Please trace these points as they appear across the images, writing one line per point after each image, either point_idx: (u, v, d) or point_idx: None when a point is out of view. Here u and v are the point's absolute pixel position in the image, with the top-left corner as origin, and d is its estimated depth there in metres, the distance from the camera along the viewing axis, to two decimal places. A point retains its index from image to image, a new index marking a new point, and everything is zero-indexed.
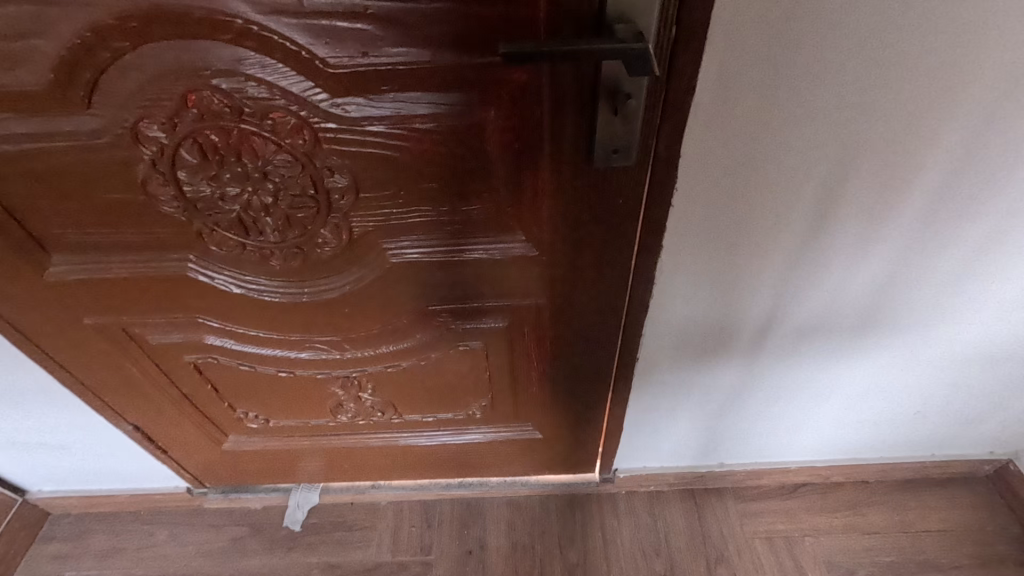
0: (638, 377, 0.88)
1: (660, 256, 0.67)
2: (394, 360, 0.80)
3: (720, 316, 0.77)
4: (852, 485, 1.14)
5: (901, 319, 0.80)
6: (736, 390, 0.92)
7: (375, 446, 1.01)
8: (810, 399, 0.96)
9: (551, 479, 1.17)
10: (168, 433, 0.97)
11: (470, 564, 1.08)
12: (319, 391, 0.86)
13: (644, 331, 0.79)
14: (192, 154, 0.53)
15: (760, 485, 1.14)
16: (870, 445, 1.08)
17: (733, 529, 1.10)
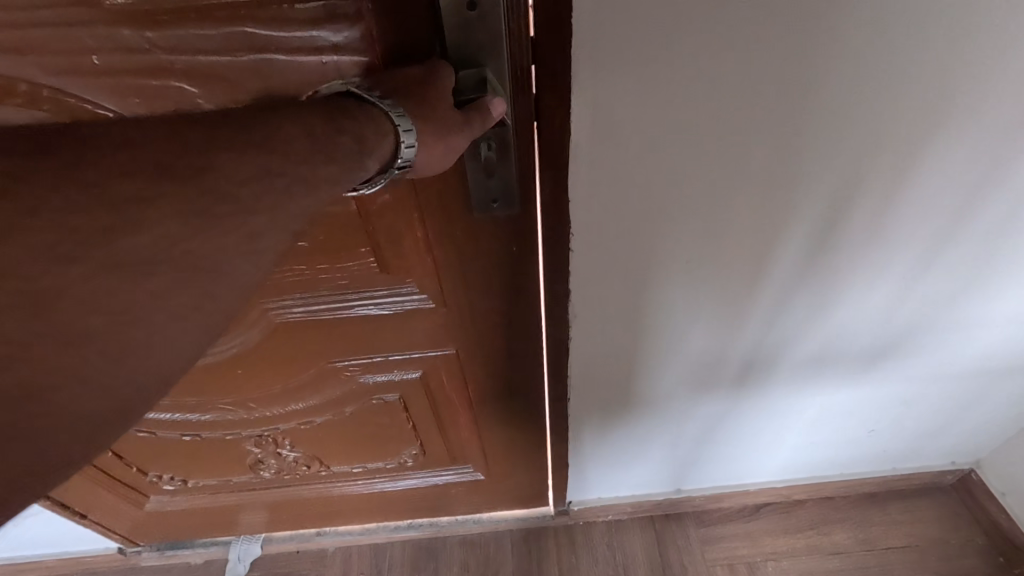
0: (613, 400, 0.85)
1: (627, 274, 0.65)
2: (305, 417, 0.76)
3: (697, 331, 0.74)
4: (815, 502, 1.10)
5: (878, 324, 0.79)
6: (721, 407, 0.90)
7: (308, 498, 0.95)
8: (787, 409, 0.93)
9: (505, 515, 1.12)
10: (81, 500, 0.90)
11: None
12: (232, 451, 0.81)
13: (614, 354, 0.76)
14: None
15: (722, 507, 1.10)
16: (831, 462, 1.05)
17: (695, 558, 1.05)
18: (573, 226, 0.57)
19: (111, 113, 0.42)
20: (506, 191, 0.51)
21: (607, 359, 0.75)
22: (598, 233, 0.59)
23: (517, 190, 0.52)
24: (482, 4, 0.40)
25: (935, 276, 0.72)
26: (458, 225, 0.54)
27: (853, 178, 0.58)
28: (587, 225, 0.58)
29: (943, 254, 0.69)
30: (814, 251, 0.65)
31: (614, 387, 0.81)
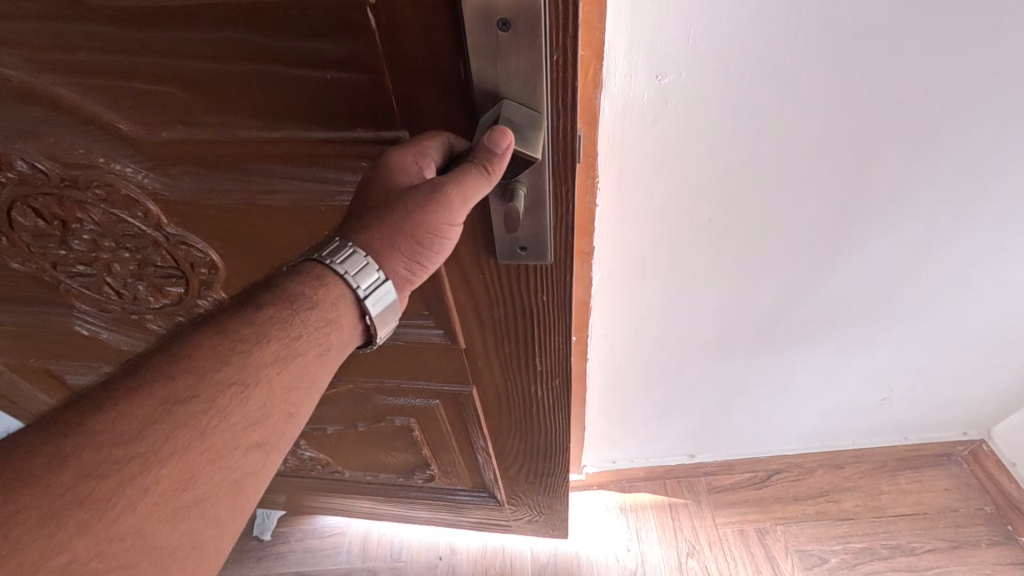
0: (626, 362, 0.90)
1: (645, 243, 0.69)
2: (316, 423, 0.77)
3: (709, 298, 0.79)
4: (825, 472, 1.12)
5: (887, 297, 0.82)
6: (735, 379, 0.95)
7: (324, 482, 0.95)
8: (801, 381, 0.96)
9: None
10: None
11: (440, 567, 1.08)
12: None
13: (629, 317, 0.81)
14: (33, 226, 0.49)
15: (733, 476, 1.13)
16: (842, 433, 1.08)
17: (705, 522, 1.09)
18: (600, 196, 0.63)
19: (105, 116, 0.37)
20: (532, 224, 0.39)
21: (623, 318, 0.81)
22: (625, 203, 0.64)
23: (550, 243, 0.41)
24: (517, 23, 0.29)
25: (942, 253, 0.76)
26: (474, 267, 0.45)
27: (871, 160, 0.61)
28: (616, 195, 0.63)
29: (953, 231, 0.73)
30: (830, 228, 0.69)
31: (632, 349, 0.87)
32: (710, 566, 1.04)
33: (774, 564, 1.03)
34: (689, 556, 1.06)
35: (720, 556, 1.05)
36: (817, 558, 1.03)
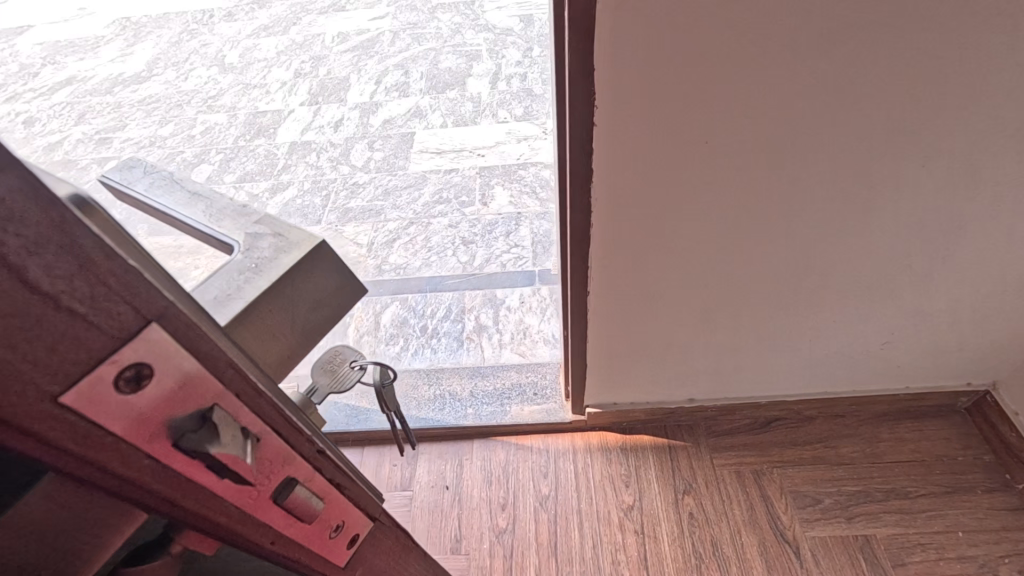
0: (626, 302, 0.91)
1: (643, 179, 0.69)
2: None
3: (711, 238, 0.79)
4: (824, 419, 1.14)
5: (896, 241, 0.81)
6: (733, 318, 0.95)
7: None
8: (805, 325, 0.96)
9: (525, 438, 1.19)
10: None
11: (446, 499, 1.12)
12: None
13: (629, 255, 0.82)
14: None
15: (732, 420, 1.15)
16: (842, 381, 1.09)
17: (703, 462, 1.12)
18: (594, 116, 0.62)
19: None
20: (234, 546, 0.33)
21: (624, 257, 0.82)
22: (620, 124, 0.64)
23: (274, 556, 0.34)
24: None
25: (948, 193, 0.74)
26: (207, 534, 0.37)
27: (877, 86, 0.60)
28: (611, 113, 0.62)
29: (967, 171, 0.71)
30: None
31: (628, 286, 0.88)
32: (704, 503, 1.07)
33: (768, 503, 1.05)
34: (685, 494, 1.08)
35: (715, 494, 1.08)
36: (810, 499, 1.05)
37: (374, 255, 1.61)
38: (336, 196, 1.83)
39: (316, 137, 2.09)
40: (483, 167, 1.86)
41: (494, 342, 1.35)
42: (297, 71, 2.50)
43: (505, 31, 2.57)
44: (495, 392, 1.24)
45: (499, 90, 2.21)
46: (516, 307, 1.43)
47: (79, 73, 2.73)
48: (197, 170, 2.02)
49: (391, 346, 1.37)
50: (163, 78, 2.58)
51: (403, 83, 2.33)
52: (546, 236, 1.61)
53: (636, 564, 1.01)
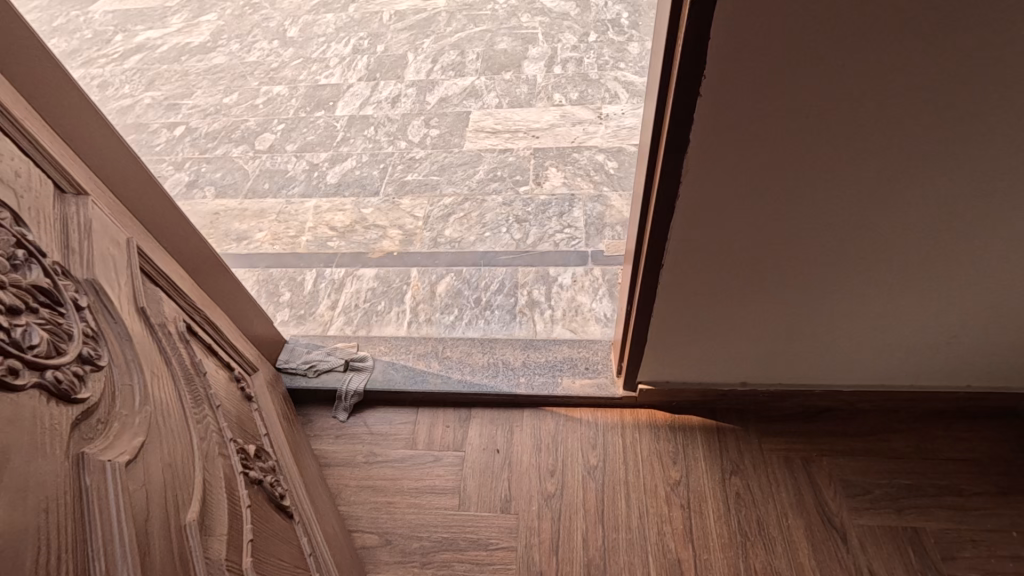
0: (693, 281, 0.93)
1: (733, 146, 0.73)
2: (220, 439, 0.81)
3: (787, 214, 0.81)
4: (877, 413, 1.14)
5: (971, 227, 0.82)
6: (797, 304, 0.97)
7: (274, 403, 1.10)
8: (864, 315, 0.98)
9: (575, 411, 1.22)
10: (228, 292, 1.13)
11: (497, 461, 1.17)
12: (224, 377, 0.95)
13: (702, 229, 0.85)
14: (78, 207, 0.72)
15: (784, 408, 1.16)
16: (898, 376, 1.09)
17: (751, 445, 1.13)
18: (701, 86, 0.66)
19: None
20: None
21: (697, 231, 0.85)
22: (724, 96, 0.67)
23: None
24: None
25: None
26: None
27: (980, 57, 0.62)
28: (717, 86, 0.66)
29: None
30: (921, 136, 0.71)
31: (700, 263, 0.90)
32: (752, 484, 1.08)
33: (817, 488, 1.07)
34: (732, 474, 1.10)
35: (763, 476, 1.09)
36: (859, 488, 1.06)
37: (430, 228, 1.66)
38: (393, 169, 1.88)
39: (374, 112, 2.14)
40: (537, 148, 1.89)
41: (547, 317, 1.39)
42: (355, 47, 2.55)
43: (561, 15, 2.57)
44: (547, 364, 1.26)
45: (554, 74, 2.22)
46: (568, 285, 1.45)
47: (148, 41, 2.83)
48: (260, 137, 2.09)
49: (446, 314, 1.42)
50: (227, 50, 2.67)
51: (459, 63, 2.36)
52: (600, 218, 1.63)
53: (681, 536, 1.04)
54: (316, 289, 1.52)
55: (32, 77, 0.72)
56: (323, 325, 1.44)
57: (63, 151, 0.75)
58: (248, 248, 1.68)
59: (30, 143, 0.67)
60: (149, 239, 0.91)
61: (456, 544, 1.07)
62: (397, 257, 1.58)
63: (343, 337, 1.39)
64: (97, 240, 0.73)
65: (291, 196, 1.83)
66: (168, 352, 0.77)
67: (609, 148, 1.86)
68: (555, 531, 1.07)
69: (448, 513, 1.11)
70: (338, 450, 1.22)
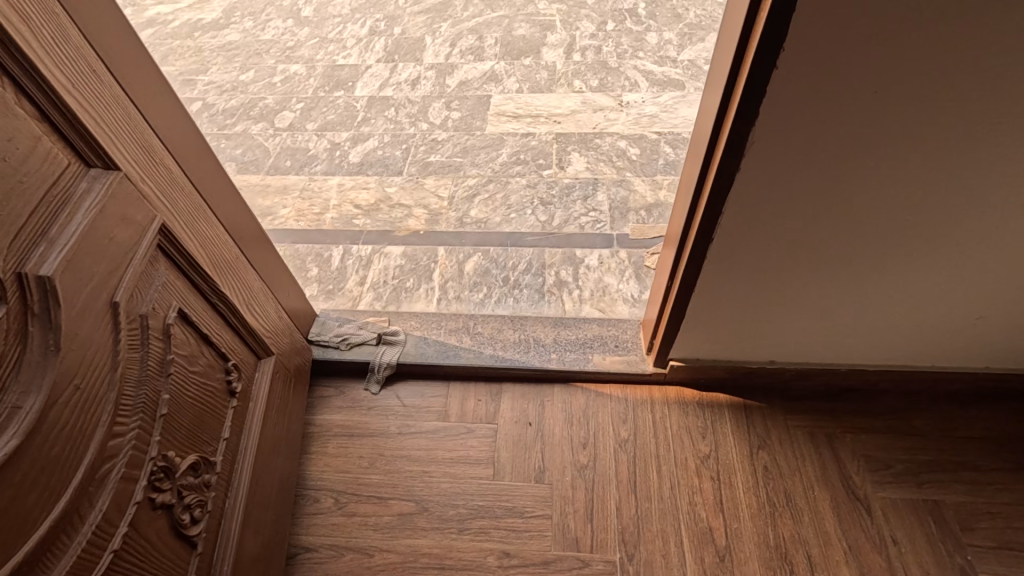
0: (735, 252, 0.94)
1: (799, 116, 0.73)
2: (138, 458, 0.72)
3: (837, 190, 0.82)
4: (898, 393, 1.19)
5: (1010, 213, 0.84)
6: (828, 280, 0.98)
7: (269, 392, 1.05)
8: (891, 292, 1.00)
9: (605, 387, 1.25)
10: (263, 261, 1.10)
11: (530, 434, 1.19)
12: (211, 371, 0.88)
13: (751, 199, 0.85)
14: (89, 184, 0.67)
15: (809, 387, 1.20)
16: (918, 353, 1.12)
17: (778, 421, 1.17)
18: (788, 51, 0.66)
19: None
20: None
21: (747, 200, 0.85)
22: (801, 66, 0.67)
23: None
24: None
25: None
26: None
27: None
28: (799, 54, 0.66)
29: None
30: (984, 118, 0.71)
31: (743, 237, 0.91)
32: (778, 459, 1.12)
33: (842, 463, 1.11)
34: (760, 448, 1.14)
35: (790, 451, 1.13)
36: (881, 463, 1.10)
37: (455, 208, 1.67)
38: (416, 150, 1.88)
39: (394, 93, 2.14)
40: (559, 133, 1.90)
41: (575, 297, 1.41)
42: (372, 29, 2.54)
43: (579, 3, 2.58)
44: (578, 341, 1.29)
45: (574, 61, 2.24)
46: (595, 266, 1.48)
47: (159, 16, 2.80)
48: (279, 115, 2.09)
49: (475, 292, 1.44)
50: (241, 27, 2.64)
51: (478, 47, 2.36)
52: (624, 203, 1.65)
53: (712, 506, 1.08)
54: (344, 265, 1.53)
55: (101, 41, 0.69)
56: (353, 301, 1.45)
57: (119, 118, 0.71)
58: (272, 224, 1.68)
59: (56, 110, 0.63)
60: (195, 211, 0.87)
61: (492, 512, 1.10)
62: (424, 236, 1.60)
63: (373, 313, 1.40)
64: (103, 219, 0.68)
65: (313, 174, 1.83)
66: (121, 353, 0.70)
67: (631, 135, 1.88)
68: (587, 499, 1.10)
69: (483, 482, 1.14)
70: (371, 421, 1.24)
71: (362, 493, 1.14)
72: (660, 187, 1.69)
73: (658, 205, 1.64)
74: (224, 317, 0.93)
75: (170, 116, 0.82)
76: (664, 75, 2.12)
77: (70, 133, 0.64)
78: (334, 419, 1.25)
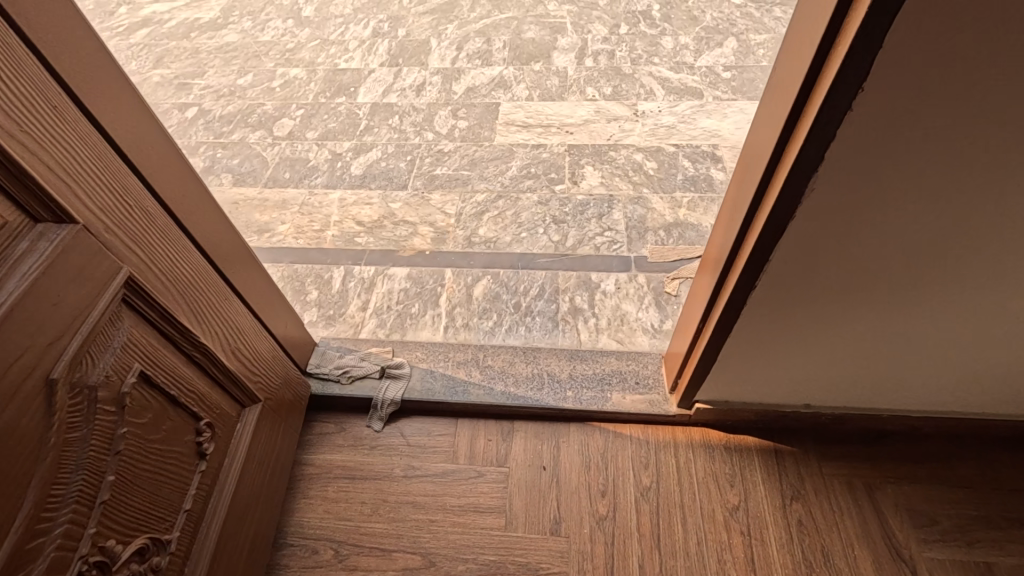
0: (778, 296, 0.84)
1: (871, 158, 0.62)
2: (64, 556, 0.60)
3: (904, 237, 0.72)
4: (942, 439, 1.10)
5: None
6: (880, 328, 0.88)
7: (250, 445, 0.94)
8: (948, 341, 0.90)
9: (624, 427, 1.17)
10: (258, 295, 1.00)
11: (544, 479, 1.11)
12: (179, 434, 0.77)
13: (803, 243, 0.75)
14: (32, 243, 0.56)
15: (844, 431, 1.12)
16: (965, 398, 1.03)
17: (812, 469, 1.09)
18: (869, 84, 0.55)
19: None
20: None
21: (799, 244, 0.75)
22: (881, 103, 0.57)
23: None
24: None
25: None
26: None
27: None
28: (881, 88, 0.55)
29: None
30: None
31: (789, 281, 0.81)
32: (814, 512, 1.04)
33: (883, 518, 1.03)
34: (793, 500, 1.06)
35: (826, 502, 1.05)
36: (926, 518, 1.02)
37: (462, 226, 1.58)
38: (421, 162, 1.79)
39: (398, 100, 2.05)
40: (572, 144, 1.81)
41: (591, 325, 1.32)
42: (375, 30, 2.44)
43: (590, 4, 2.48)
44: (595, 377, 1.20)
45: (586, 67, 2.14)
46: (612, 292, 1.39)
47: (155, 15, 2.69)
48: (278, 123, 1.99)
49: (484, 320, 1.35)
50: (239, 28, 2.54)
51: (485, 51, 2.27)
52: (641, 221, 1.56)
53: (743, 565, 1.00)
54: (345, 288, 1.45)
55: (59, 72, 0.59)
56: (354, 328, 1.37)
57: (83, 159, 0.61)
58: (269, 242, 1.60)
59: None
60: (181, 253, 0.77)
61: (504, 568, 1.02)
62: (430, 257, 1.51)
63: (376, 342, 1.32)
64: (46, 280, 0.56)
65: (313, 187, 1.74)
66: (57, 437, 0.58)
67: (647, 147, 1.78)
68: (607, 555, 1.03)
69: (494, 534, 1.06)
70: (374, 462, 1.16)
71: (364, 543, 1.06)
72: (680, 205, 1.60)
73: (678, 224, 1.55)
74: (203, 369, 0.82)
75: (150, 149, 0.72)
76: (681, 82, 2.03)
77: (9, 182, 0.54)
78: (335, 459, 1.17)
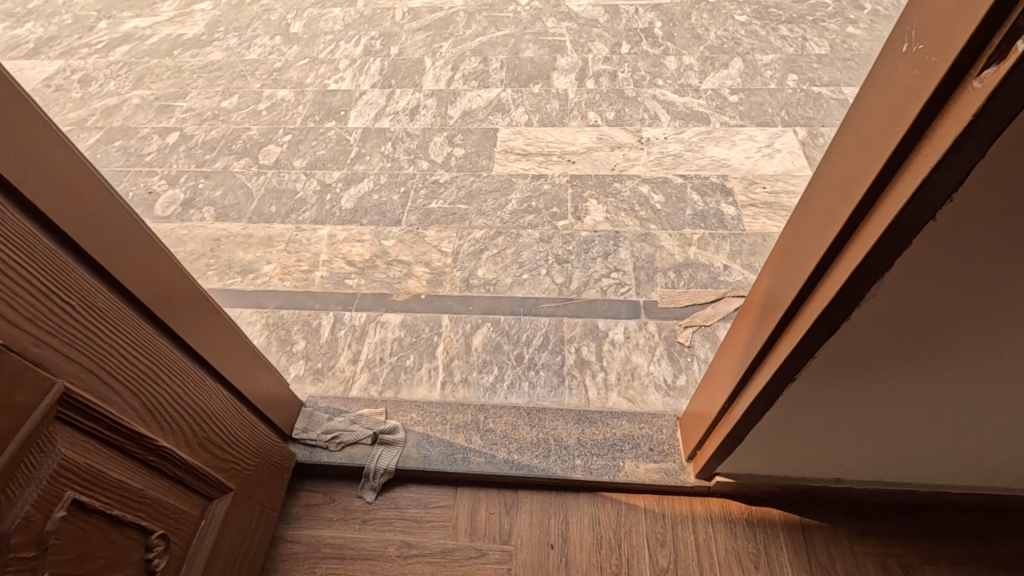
0: (816, 385, 0.75)
1: (946, 268, 0.52)
2: None
3: (971, 339, 0.62)
4: (980, 512, 1.02)
5: None
6: (927, 416, 0.79)
7: (213, 544, 0.84)
8: (1002, 429, 0.81)
9: (637, 497, 1.08)
10: (232, 366, 0.90)
11: (552, 560, 1.02)
12: (125, 556, 0.67)
13: (852, 340, 0.65)
14: None
15: (875, 503, 1.04)
16: (1011, 477, 0.94)
17: (842, 547, 1.00)
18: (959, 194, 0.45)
19: None
20: None
21: (847, 340, 0.65)
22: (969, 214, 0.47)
23: None
24: None
25: None
26: None
27: None
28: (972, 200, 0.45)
29: None
30: None
31: (831, 372, 0.72)
32: None
33: None
34: None
35: None
36: None
37: (460, 267, 1.49)
38: (416, 194, 1.69)
39: (391, 125, 1.95)
40: (574, 175, 1.72)
41: (599, 381, 1.24)
42: (366, 48, 2.34)
43: (590, 21, 2.39)
44: (605, 442, 1.11)
45: (588, 89, 2.05)
46: (621, 342, 1.30)
47: (135, 30, 2.58)
48: (264, 150, 1.89)
49: (485, 374, 1.26)
50: (224, 44, 2.43)
51: (482, 71, 2.17)
52: (649, 261, 1.47)
53: None
54: (335, 337, 1.35)
55: None
56: (344, 384, 1.27)
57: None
58: (253, 284, 1.50)
59: None
60: (129, 343, 0.67)
61: None
62: (425, 301, 1.41)
63: (369, 401, 1.22)
64: None
65: (301, 222, 1.64)
66: None
67: (653, 178, 1.69)
68: None
69: None
70: (365, 539, 1.06)
71: None
72: (689, 242, 1.51)
73: (688, 265, 1.46)
74: (158, 471, 0.73)
75: (92, 229, 0.62)
76: (687, 107, 1.94)
77: None
78: (322, 536, 1.06)
